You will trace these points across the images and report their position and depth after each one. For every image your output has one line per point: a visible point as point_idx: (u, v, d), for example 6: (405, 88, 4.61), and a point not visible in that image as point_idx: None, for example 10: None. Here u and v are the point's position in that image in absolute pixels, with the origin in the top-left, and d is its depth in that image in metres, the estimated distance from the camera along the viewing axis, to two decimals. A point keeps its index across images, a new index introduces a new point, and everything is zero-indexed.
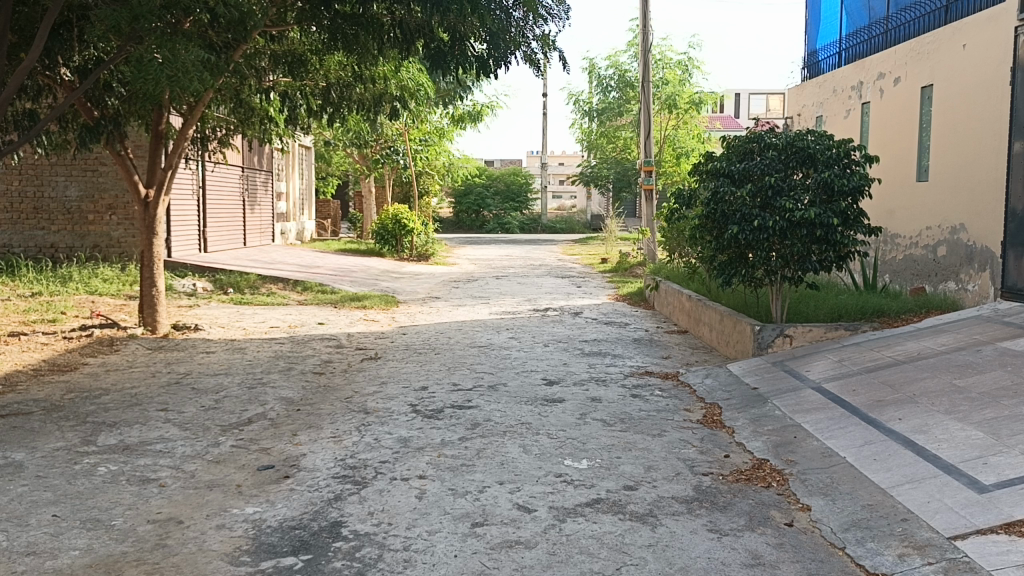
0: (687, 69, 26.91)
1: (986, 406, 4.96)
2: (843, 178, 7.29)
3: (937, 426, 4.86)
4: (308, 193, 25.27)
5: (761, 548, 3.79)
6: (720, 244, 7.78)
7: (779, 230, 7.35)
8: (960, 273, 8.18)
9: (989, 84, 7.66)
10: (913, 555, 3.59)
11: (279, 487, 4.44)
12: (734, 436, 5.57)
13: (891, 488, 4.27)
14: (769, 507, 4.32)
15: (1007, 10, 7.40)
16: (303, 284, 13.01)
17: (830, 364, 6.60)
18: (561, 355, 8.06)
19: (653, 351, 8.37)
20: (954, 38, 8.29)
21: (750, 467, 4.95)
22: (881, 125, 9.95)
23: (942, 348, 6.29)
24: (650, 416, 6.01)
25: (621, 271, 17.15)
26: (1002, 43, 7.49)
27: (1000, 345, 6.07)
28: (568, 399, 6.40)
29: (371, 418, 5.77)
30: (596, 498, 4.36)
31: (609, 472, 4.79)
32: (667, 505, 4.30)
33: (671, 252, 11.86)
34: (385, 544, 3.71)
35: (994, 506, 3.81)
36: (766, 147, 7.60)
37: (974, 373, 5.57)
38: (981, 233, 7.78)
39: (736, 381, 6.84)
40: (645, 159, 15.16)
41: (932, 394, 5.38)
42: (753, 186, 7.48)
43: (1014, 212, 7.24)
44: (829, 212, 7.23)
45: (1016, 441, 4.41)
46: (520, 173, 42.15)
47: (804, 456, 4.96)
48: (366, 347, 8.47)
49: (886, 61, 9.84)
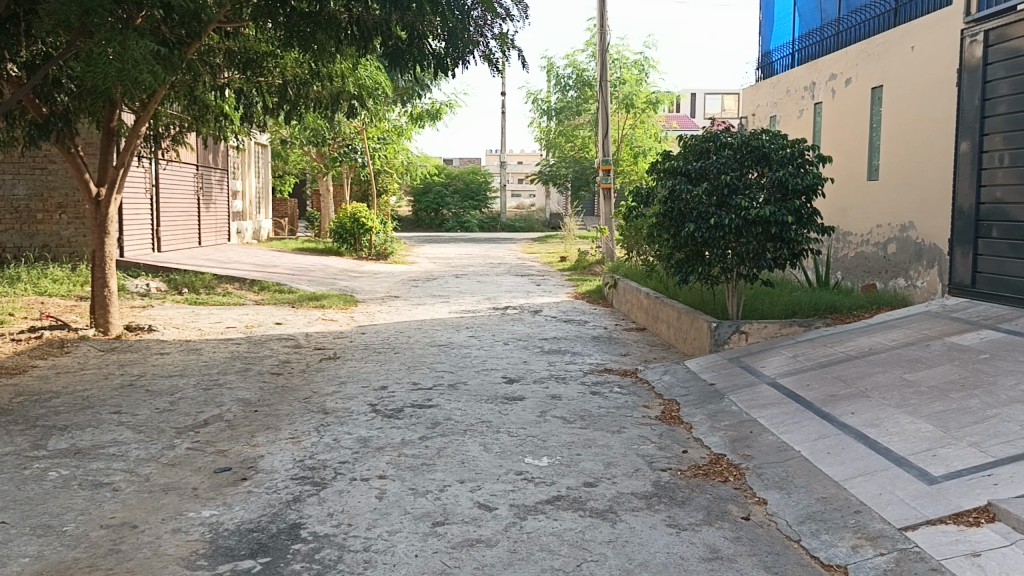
0: (644, 68, 27.11)
1: (935, 399, 5.10)
2: (797, 177, 7.42)
3: (888, 419, 4.98)
4: (265, 192, 24.95)
5: (719, 541, 3.85)
6: (677, 242, 7.87)
7: (735, 228, 7.45)
8: (909, 270, 8.38)
9: (937, 85, 7.85)
10: (866, 546, 3.68)
11: (237, 489, 4.39)
12: (692, 432, 5.64)
13: (845, 481, 4.37)
14: (726, 501, 4.39)
15: (954, 12, 7.59)
16: (260, 284, 12.84)
17: (784, 360, 6.72)
18: (521, 353, 8.07)
19: (612, 348, 8.43)
20: (903, 40, 8.48)
21: (708, 461, 5.02)
22: (833, 125, 10.15)
23: (893, 344, 6.44)
24: (610, 413, 6.06)
25: (580, 269, 17.21)
26: (950, 44, 7.67)
27: (948, 339, 6.23)
28: (528, 397, 6.42)
29: (331, 419, 5.73)
30: (557, 496, 4.38)
31: (569, 469, 4.82)
32: (627, 501, 4.34)
33: (630, 250, 11.96)
34: (345, 545, 3.68)
35: (943, 497, 3.92)
36: (721, 146, 7.70)
37: (923, 367, 5.71)
38: (929, 230, 7.97)
39: (694, 377, 6.93)
40: (604, 158, 15.23)
41: (883, 388, 5.51)
42: (709, 185, 7.56)
43: (961, 210, 7.43)
44: (783, 211, 7.36)
45: (964, 433, 4.54)
46: (479, 172, 42.11)
47: (760, 450, 5.05)
48: (325, 347, 8.40)
49: (837, 62, 10.03)
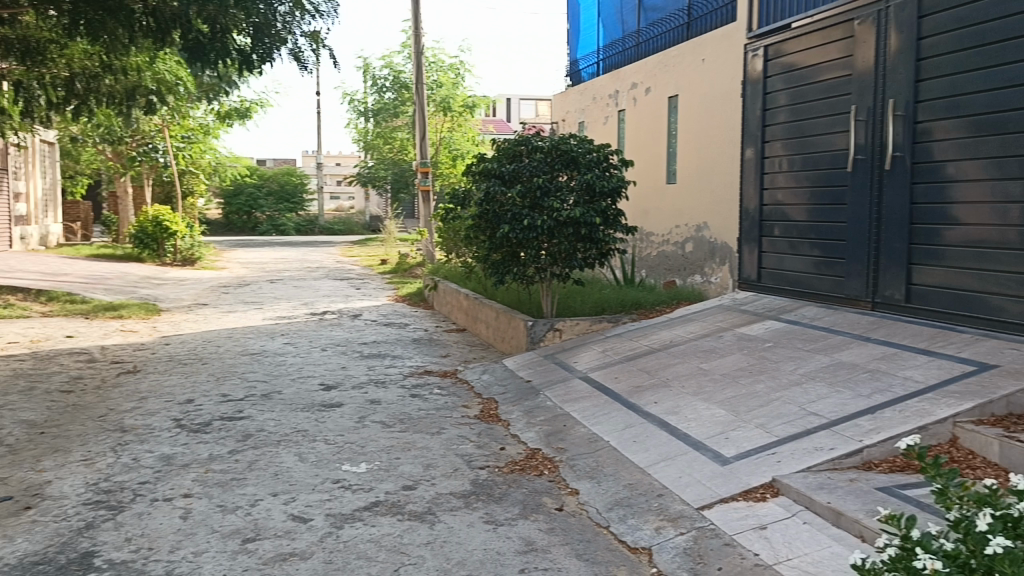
0: (460, 72, 27.39)
1: (727, 386, 5.51)
2: (603, 180, 7.76)
3: (687, 407, 5.33)
4: (54, 194, 22.87)
5: (534, 534, 3.96)
6: (493, 243, 8.01)
7: (548, 229, 7.69)
8: (704, 267, 9.01)
9: (725, 96, 8.49)
10: (668, 527, 3.92)
11: (18, 520, 3.98)
12: (509, 429, 5.77)
13: (649, 467, 4.63)
14: (541, 494, 4.52)
15: (737, 29, 8.24)
16: (48, 294, 11.74)
17: (595, 355, 7.02)
18: (339, 358, 7.91)
19: (432, 350, 8.45)
20: (695, 53, 9.10)
21: (523, 457, 5.15)
22: (635, 131, 10.73)
23: (691, 336, 6.90)
24: (429, 414, 6.07)
25: (400, 271, 17.12)
26: (734, 58, 8.32)
27: (738, 330, 6.77)
28: (346, 403, 6.30)
29: (129, 437, 5.33)
30: (375, 501, 4.33)
31: (387, 473, 4.77)
32: (445, 501, 4.36)
33: (449, 252, 12.04)
34: (145, 571, 3.44)
35: (735, 476, 4.24)
36: (533, 149, 7.92)
37: (717, 357, 6.16)
38: (721, 230, 8.61)
39: (511, 375, 7.08)
40: (421, 161, 15.24)
41: (683, 378, 5.89)
42: (522, 187, 7.75)
43: (747, 211, 8.08)
44: (592, 212, 7.69)
45: (751, 416, 4.94)
46: (296, 174, 40.85)
47: (572, 443, 5.24)
48: (123, 360, 7.81)
49: (637, 71, 10.61)
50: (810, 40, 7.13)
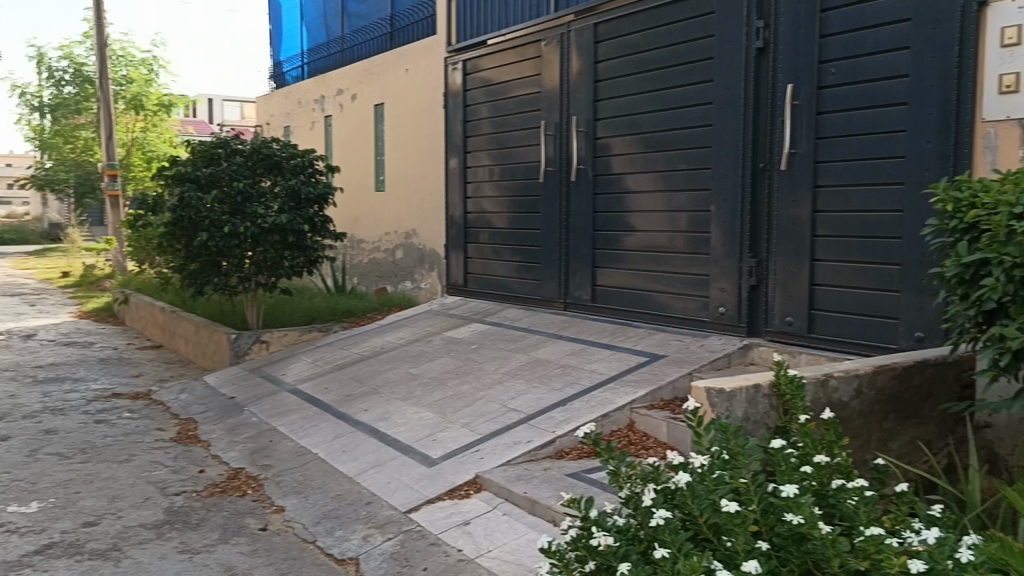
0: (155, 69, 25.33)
1: (435, 389, 5.65)
2: (309, 186, 7.67)
3: (395, 412, 5.37)
4: None
5: (235, 558, 3.75)
6: (190, 252, 7.49)
7: (251, 236, 7.36)
8: (413, 273, 9.17)
9: (428, 106, 8.72)
10: (375, 535, 3.91)
11: None
12: (210, 449, 5.42)
13: (357, 475, 4.59)
14: (244, 515, 4.30)
15: (438, 41, 8.50)
16: None
17: (305, 365, 6.84)
18: (6, 386, 6.91)
19: (122, 371, 7.69)
20: (399, 62, 9.24)
21: (225, 478, 4.87)
22: (343, 137, 10.65)
23: (401, 341, 6.98)
24: (116, 441, 5.51)
25: (87, 285, 15.41)
26: (436, 70, 8.57)
27: (446, 334, 6.97)
28: (12, 436, 5.52)
29: None
30: (47, 544, 3.83)
31: (63, 511, 4.25)
32: (133, 534, 3.98)
33: (142, 263, 11.06)
34: None
35: (440, 476, 4.35)
36: (232, 153, 7.58)
37: (425, 361, 6.29)
38: (429, 237, 8.83)
39: (213, 393, 6.66)
40: (108, 163, 13.85)
41: (392, 384, 5.93)
42: (221, 192, 7.34)
43: (452, 218, 8.36)
44: (298, 219, 7.55)
45: (457, 416, 5.10)
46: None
47: (279, 458, 5.05)
48: None
49: (343, 78, 10.54)
50: (504, 57, 7.55)
